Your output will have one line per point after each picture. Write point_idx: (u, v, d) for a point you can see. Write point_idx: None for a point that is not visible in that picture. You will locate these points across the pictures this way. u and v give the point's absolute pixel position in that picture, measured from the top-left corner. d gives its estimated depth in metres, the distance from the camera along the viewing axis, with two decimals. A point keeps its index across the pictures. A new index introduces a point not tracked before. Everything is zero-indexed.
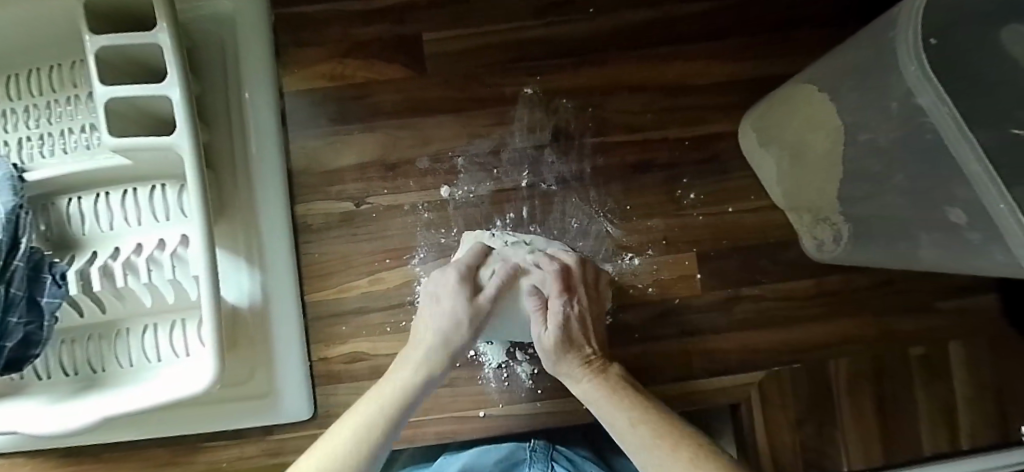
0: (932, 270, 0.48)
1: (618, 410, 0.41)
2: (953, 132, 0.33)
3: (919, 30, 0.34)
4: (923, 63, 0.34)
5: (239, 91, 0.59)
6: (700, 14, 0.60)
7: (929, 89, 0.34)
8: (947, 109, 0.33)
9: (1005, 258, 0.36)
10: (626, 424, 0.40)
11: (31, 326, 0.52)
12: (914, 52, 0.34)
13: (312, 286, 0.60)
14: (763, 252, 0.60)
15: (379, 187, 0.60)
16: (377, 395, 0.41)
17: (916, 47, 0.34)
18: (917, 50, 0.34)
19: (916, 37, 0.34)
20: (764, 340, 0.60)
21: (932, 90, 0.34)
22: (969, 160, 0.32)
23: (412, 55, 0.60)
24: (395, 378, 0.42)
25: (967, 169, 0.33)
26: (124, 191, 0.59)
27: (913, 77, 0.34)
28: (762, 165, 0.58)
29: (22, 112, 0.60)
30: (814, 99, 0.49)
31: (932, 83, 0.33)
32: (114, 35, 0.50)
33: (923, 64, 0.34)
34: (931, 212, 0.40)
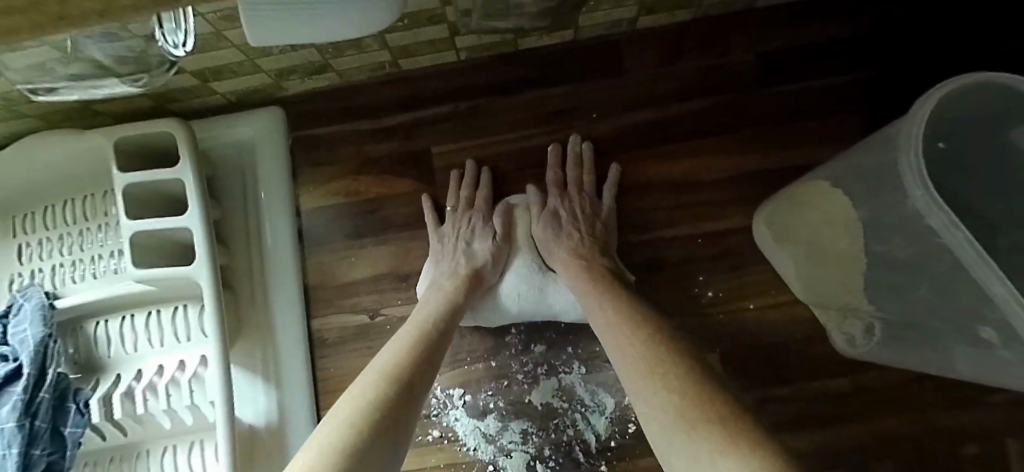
0: (973, 379, 0.45)
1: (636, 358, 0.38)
2: (973, 258, 0.31)
3: (921, 153, 0.33)
4: (930, 187, 0.32)
5: (259, 212, 0.62)
6: (701, 112, 0.61)
7: (940, 215, 0.32)
8: (960, 235, 0.32)
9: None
10: (637, 379, 0.37)
11: (54, 455, 0.52)
12: (918, 174, 0.33)
13: (327, 402, 0.59)
14: (788, 349, 0.58)
15: (393, 298, 0.60)
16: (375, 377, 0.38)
17: (919, 170, 0.33)
18: (922, 171, 0.33)
19: (919, 159, 0.33)
20: (798, 443, 0.56)
21: (943, 216, 0.32)
22: (994, 284, 0.31)
23: (422, 168, 0.63)
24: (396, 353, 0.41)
25: (995, 295, 0.31)
26: (149, 312, 0.60)
27: (921, 200, 0.33)
28: (779, 260, 0.57)
29: (58, 240, 0.62)
30: (823, 195, 0.48)
31: (941, 208, 0.32)
32: (143, 174, 0.54)
33: (929, 188, 0.33)
34: (961, 328, 0.38)
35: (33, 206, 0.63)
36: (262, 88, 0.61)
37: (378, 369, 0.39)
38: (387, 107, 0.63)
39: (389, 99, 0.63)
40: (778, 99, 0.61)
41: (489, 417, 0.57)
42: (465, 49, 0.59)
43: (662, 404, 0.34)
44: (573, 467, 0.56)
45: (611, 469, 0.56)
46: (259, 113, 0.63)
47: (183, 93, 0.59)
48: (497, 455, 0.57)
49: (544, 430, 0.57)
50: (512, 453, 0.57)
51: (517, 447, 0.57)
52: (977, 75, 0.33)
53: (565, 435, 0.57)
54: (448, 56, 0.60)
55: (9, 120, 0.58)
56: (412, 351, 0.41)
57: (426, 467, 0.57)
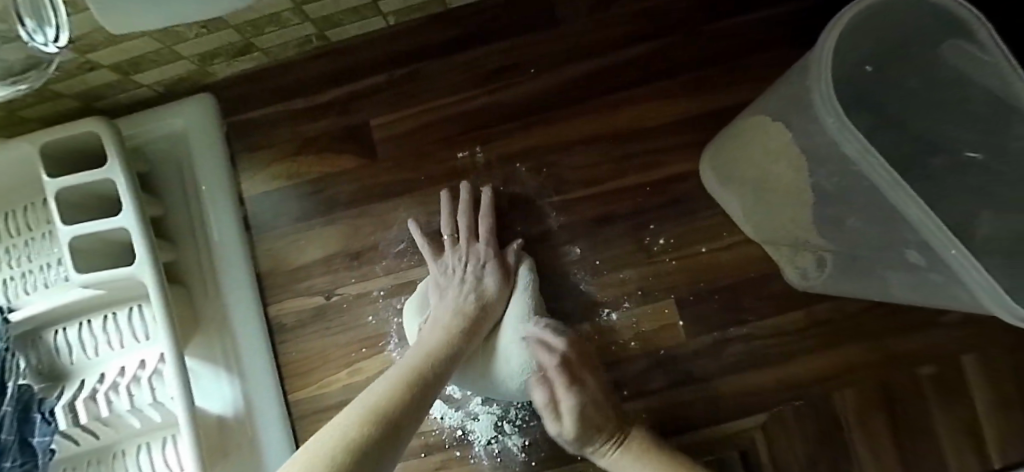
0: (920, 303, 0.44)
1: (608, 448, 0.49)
2: (885, 180, 0.30)
3: (831, 76, 0.32)
4: (841, 112, 0.31)
5: (201, 203, 0.60)
6: (642, 56, 0.59)
7: (854, 139, 0.31)
8: (874, 158, 0.30)
9: (973, 300, 0.33)
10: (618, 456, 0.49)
11: (27, 465, 0.53)
12: (828, 99, 0.32)
13: (292, 384, 0.60)
14: (743, 290, 0.57)
15: (347, 277, 0.60)
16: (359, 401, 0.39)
17: (827, 95, 0.32)
18: (830, 95, 0.32)
19: (828, 83, 0.32)
20: (758, 380, 0.57)
21: (857, 140, 0.31)
22: (910, 206, 0.30)
23: (362, 144, 0.61)
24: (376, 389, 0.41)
25: (915, 216, 0.30)
26: (106, 316, 0.60)
27: (832, 125, 0.32)
28: (727, 202, 0.56)
29: (2, 254, 0.62)
30: (767, 129, 0.46)
31: (853, 132, 0.31)
32: (69, 177, 0.52)
33: (840, 113, 0.31)
34: (895, 252, 0.37)
35: None
36: (187, 75, 0.58)
37: (372, 407, 0.37)
38: (319, 85, 0.61)
39: (321, 76, 0.61)
40: (721, 33, 0.58)
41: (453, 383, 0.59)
42: (391, 14, 0.57)
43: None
44: (538, 424, 0.58)
45: None
46: (189, 101, 0.61)
47: (106, 89, 0.57)
48: (464, 419, 0.58)
49: None
50: (478, 416, 0.58)
51: (483, 410, 0.58)
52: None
53: None
54: (376, 23, 0.58)
55: None
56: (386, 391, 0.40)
57: None
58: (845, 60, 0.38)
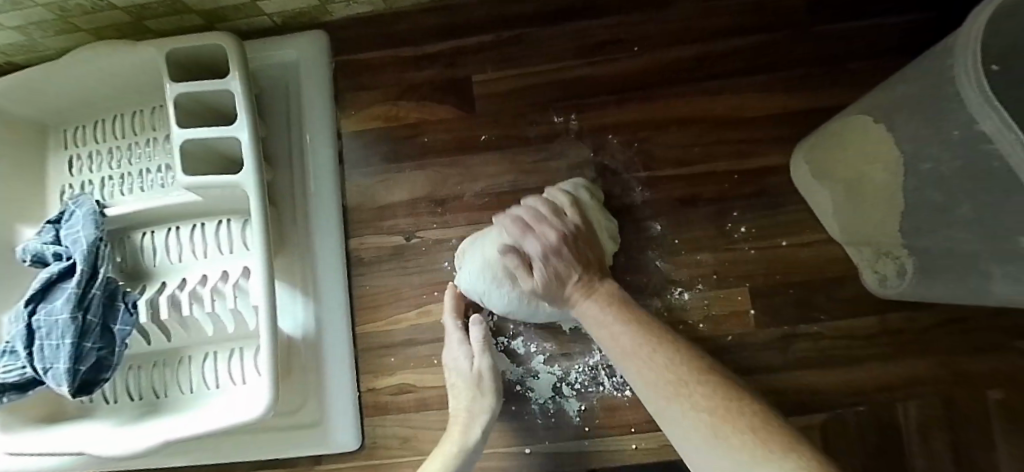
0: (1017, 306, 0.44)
1: (669, 388, 0.36)
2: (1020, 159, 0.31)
3: (977, 54, 0.33)
4: (985, 85, 0.33)
5: (301, 132, 0.63)
6: (751, 48, 0.59)
7: (990, 113, 0.33)
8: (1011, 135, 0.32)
9: None
10: (680, 416, 0.35)
11: (103, 351, 0.55)
12: (973, 73, 0.33)
13: (362, 318, 0.61)
14: (819, 288, 0.58)
15: (429, 222, 0.62)
16: (441, 455, 0.51)
17: (974, 71, 0.33)
18: (977, 71, 0.33)
19: (975, 59, 0.33)
20: (821, 380, 0.57)
21: (996, 116, 0.32)
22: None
23: (461, 96, 0.63)
24: (449, 450, 0.51)
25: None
26: (194, 226, 0.63)
27: (974, 100, 0.33)
28: (817, 199, 0.57)
29: (107, 153, 0.65)
30: (866, 129, 0.48)
31: (994, 109, 0.32)
32: (192, 83, 0.55)
33: (983, 87, 0.33)
34: (1003, 245, 0.38)
35: (84, 122, 0.66)
36: (307, 10, 0.61)
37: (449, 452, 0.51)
38: (428, 35, 0.63)
39: (430, 27, 0.63)
40: (834, 34, 0.58)
41: (517, 338, 0.60)
42: None
43: (683, 422, 0.34)
44: (596, 390, 0.59)
45: (635, 395, 0.58)
46: (304, 36, 0.63)
47: (233, 11, 0.60)
48: (524, 375, 0.59)
49: (567, 354, 0.59)
50: (539, 374, 0.59)
51: (544, 368, 0.59)
52: None
53: (593, 358, 0.59)
54: None
55: (63, 31, 0.60)
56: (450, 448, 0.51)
57: None
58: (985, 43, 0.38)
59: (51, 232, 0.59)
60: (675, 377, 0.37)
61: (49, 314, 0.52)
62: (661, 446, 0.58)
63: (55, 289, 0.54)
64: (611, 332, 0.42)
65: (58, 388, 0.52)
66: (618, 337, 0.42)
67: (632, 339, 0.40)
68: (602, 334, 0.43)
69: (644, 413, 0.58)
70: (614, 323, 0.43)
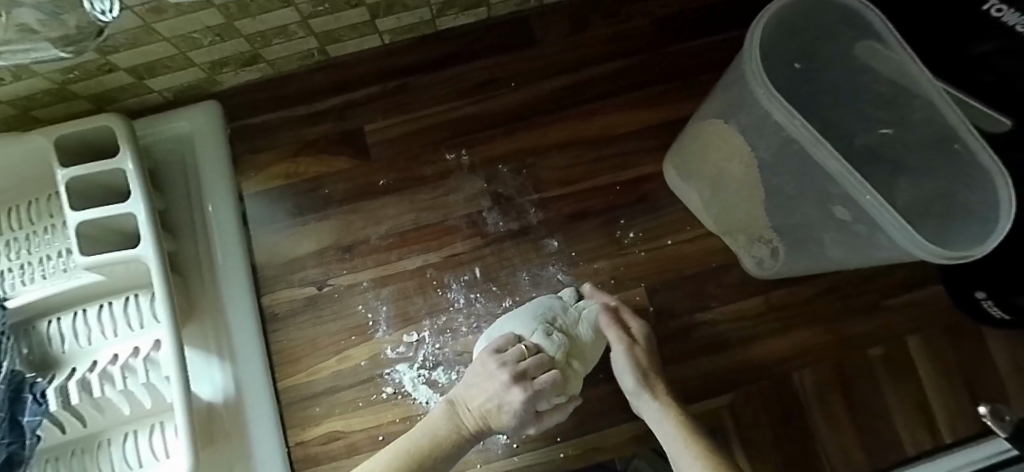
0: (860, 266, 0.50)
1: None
2: (808, 138, 0.37)
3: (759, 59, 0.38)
4: (767, 84, 0.38)
5: (202, 199, 0.64)
6: (611, 73, 0.67)
7: (778, 105, 0.38)
8: (796, 121, 0.37)
9: (891, 246, 0.40)
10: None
11: (13, 445, 0.54)
12: (757, 75, 0.38)
13: (283, 372, 0.62)
14: (707, 278, 0.63)
15: (339, 269, 0.64)
16: (397, 445, 0.50)
17: (757, 73, 0.38)
18: (760, 73, 0.38)
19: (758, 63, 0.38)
20: (724, 363, 0.61)
21: (783, 108, 0.38)
22: (829, 161, 0.37)
23: (357, 146, 0.66)
24: (416, 433, 0.51)
25: (833, 165, 0.37)
26: (101, 306, 0.63)
27: (763, 98, 0.38)
28: (688, 197, 0.62)
29: (4, 245, 0.64)
30: (711, 130, 0.53)
31: (780, 103, 0.38)
32: (81, 166, 0.56)
33: (767, 85, 0.38)
34: (827, 214, 0.44)
35: None
36: (196, 83, 0.64)
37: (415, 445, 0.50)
38: (319, 93, 0.67)
39: (320, 86, 0.67)
40: (679, 54, 0.67)
41: (437, 368, 0.61)
42: (387, 32, 0.64)
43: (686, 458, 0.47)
44: None
45: None
46: (196, 107, 0.66)
47: (120, 92, 0.62)
48: None
49: None
50: None
51: None
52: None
53: None
54: (373, 41, 0.65)
55: None
56: (422, 436, 0.50)
57: (383, 423, 0.61)
58: (774, 49, 0.44)
59: None
60: (714, 461, 0.46)
61: None
62: (587, 449, 0.60)
63: None
64: (681, 453, 0.47)
65: None
66: (669, 442, 0.49)
67: (678, 446, 0.48)
68: (682, 458, 0.47)
69: (567, 420, 0.60)
70: (668, 427, 0.50)
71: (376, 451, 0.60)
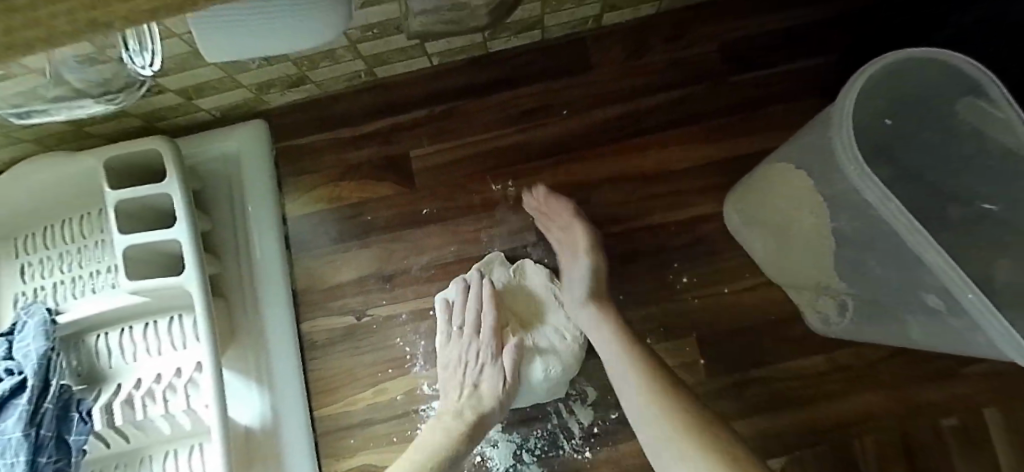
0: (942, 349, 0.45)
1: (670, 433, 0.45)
2: (905, 226, 0.34)
3: (852, 132, 0.36)
4: (861, 163, 0.35)
5: (246, 222, 0.64)
6: (672, 104, 0.62)
7: (871, 186, 0.35)
8: (894, 205, 0.34)
9: (986, 344, 0.36)
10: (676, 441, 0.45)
11: (59, 462, 0.56)
12: (849, 150, 0.35)
13: (319, 401, 0.62)
14: (764, 331, 0.59)
15: (378, 299, 0.62)
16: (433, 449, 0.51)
17: (851, 148, 0.35)
18: (852, 148, 0.35)
19: (851, 138, 0.36)
20: (777, 423, 0.58)
21: (878, 190, 0.35)
22: (929, 253, 0.34)
23: (401, 172, 0.64)
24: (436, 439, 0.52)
25: (933, 258, 0.34)
26: (147, 323, 0.63)
27: (854, 176, 0.35)
28: (749, 243, 0.58)
29: (57, 258, 0.66)
30: (781, 178, 0.49)
31: (875, 184, 0.35)
32: (133, 189, 0.56)
33: (860, 164, 0.35)
34: (912, 298, 0.40)
35: (32, 228, 0.67)
36: (244, 102, 0.63)
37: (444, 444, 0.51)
38: (364, 115, 0.65)
39: (367, 107, 0.65)
40: (748, 85, 0.62)
41: None
42: (436, 54, 0.61)
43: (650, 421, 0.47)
44: (557, 455, 0.59)
45: (595, 455, 0.58)
46: (244, 126, 0.65)
47: (169, 111, 0.61)
48: (484, 446, 0.59)
49: (525, 421, 0.59)
50: (498, 443, 0.59)
51: (502, 437, 0.59)
52: (916, 52, 0.36)
53: (551, 423, 0.59)
54: (422, 63, 0.62)
55: (4, 146, 0.60)
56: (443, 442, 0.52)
57: None
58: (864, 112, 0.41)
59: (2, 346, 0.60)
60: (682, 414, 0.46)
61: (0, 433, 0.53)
62: None
63: (4, 406, 0.55)
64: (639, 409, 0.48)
65: None
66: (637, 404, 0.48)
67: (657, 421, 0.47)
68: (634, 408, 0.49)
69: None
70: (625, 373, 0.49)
71: None
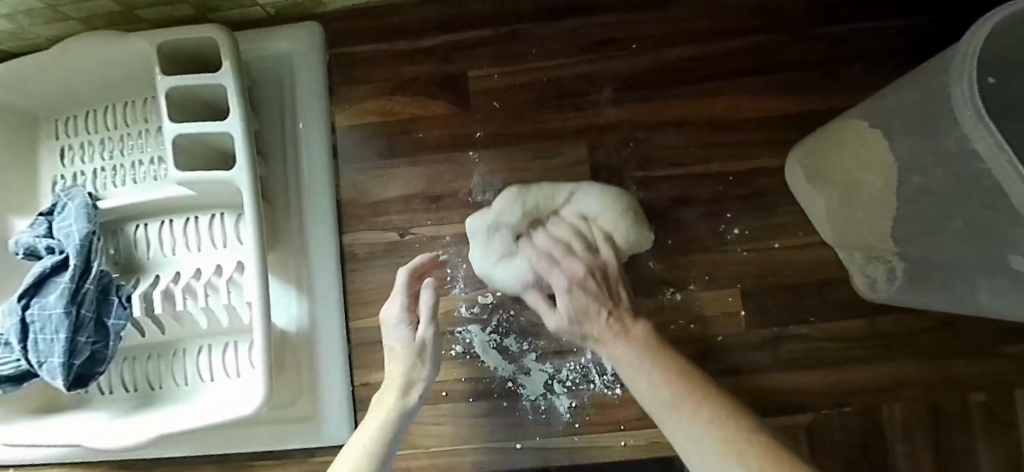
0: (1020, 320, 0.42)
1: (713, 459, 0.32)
2: (1010, 181, 0.30)
3: (976, 77, 0.32)
4: (981, 109, 0.31)
5: (295, 127, 0.63)
6: (745, 50, 0.60)
7: (986, 135, 0.31)
8: (1004, 156, 0.30)
9: None
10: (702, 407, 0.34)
11: (98, 344, 0.55)
12: (970, 95, 0.32)
13: (356, 314, 0.62)
14: (808, 291, 0.58)
15: (423, 219, 0.62)
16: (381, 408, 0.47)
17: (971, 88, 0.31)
18: (973, 92, 0.32)
19: (974, 82, 0.32)
20: (810, 381, 0.58)
21: (990, 139, 0.31)
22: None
23: (457, 92, 0.62)
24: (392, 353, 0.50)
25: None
26: (187, 219, 0.62)
27: (969, 121, 0.32)
28: (809, 201, 0.57)
29: (99, 145, 0.64)
30: (862, 133, 0.48)
31: (990, 131, 0.31)
32: (183, 77, 0.54)
33: (980, 109, 0.31)
34: (995, 260, 0.37)
35: (75, 113, 0.66)
36: (301, 1, 0.60)
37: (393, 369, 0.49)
38: (424, 29, 0.63)
39: (427, 21, 0.62)
40: (828, 39, 0.59)
41: (509, 336, 0.60)
42: None
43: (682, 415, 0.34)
44: (587, 389, 0.59)
45: (624, 393, 0.59)
46: (299, 27, 0.62)
47: (224, 2, 0.58)
48: (516, 373, 0.60)
49: (559, 353, 0.60)
50: (530, 372, 0.60)
51: (535, 366, 0.60)
52: None
53: (584, 357, 0.60)
54: None
55: (52, 20, 0.58)
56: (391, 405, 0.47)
57: (448, 380, 0.61)
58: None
59: (43, 225, 0.59)
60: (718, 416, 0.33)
61: (43, 308, 0.52)
62: (651, 442, 0.59)
63: (47, 283, 0.54)
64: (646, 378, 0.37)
65: (53, 381, 0.53)
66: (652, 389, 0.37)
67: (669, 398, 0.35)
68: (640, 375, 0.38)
69: (633, 411, 0.59)
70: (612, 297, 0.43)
71: (439, 406, 0.60)
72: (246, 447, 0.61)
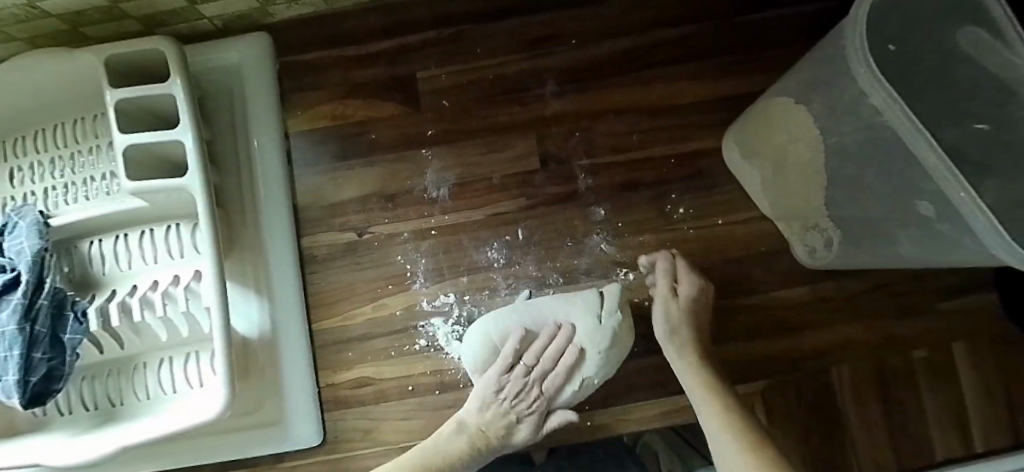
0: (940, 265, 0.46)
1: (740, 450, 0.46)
2: (908, 129, 0.33)
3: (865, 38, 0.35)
4: (873, 65, 0.34)
5: (248, 135, 0.63)
6: (678, 39, 0.63)
7: (880, 89, 0.34)
8: (897, 107, 0.34)
9: (978, 250, 0.36)
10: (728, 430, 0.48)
11: (54, 361, 0.55)
12: (862, 55, 0.35)
13: (319, 315, 0.62)
14: (753, 263, 0.61)
15: (380, 218, 0.63)
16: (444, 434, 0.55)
17: (862, 48, 0.34)
18: (864, 50, 0.34)
19: (864, 41, 0.35)
20: (762, 349, 0.60)
21: (884, 92, 0.34)
22: (927, 154, 0.33)
23: (407, 93, 0.64)
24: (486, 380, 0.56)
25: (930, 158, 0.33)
26: (142, 232, 0.62)
27: (863, 78, 0.35)
28: (746, 177, 0.60)
29: (48, 163, 0.64)
30: (783, 108, 0.51)
31: (883, 85, 0.34)
32: (132, 89, 0.54)
33: (871, 66, 0.34)
34: (905, 209, 0.40)
35: (23, 132, 0.65)
36: (247, 12, 0.61)
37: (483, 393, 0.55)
38: (372, 34, 0.64)
39: (373, 26, 0.64)
40: (752, 25, 0.63)
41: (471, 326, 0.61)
42: None
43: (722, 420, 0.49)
44: None
45: None
46: (247, 38, 0.64)
47: (171, 16, 0.59)
48: None
49: None
50: None
51: None
52: None
53: None
54: None
55: None
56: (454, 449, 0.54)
57: (413, 374, 0.61)
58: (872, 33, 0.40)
59: None
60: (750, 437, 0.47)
61: None
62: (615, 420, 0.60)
63: None
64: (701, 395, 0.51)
65: (9, 401, 0.52)
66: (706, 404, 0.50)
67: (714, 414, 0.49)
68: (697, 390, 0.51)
69: (596, 390, 0.61)
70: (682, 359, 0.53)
71: (406, 401, 0.61)
72: (212, 457, 0.60)
